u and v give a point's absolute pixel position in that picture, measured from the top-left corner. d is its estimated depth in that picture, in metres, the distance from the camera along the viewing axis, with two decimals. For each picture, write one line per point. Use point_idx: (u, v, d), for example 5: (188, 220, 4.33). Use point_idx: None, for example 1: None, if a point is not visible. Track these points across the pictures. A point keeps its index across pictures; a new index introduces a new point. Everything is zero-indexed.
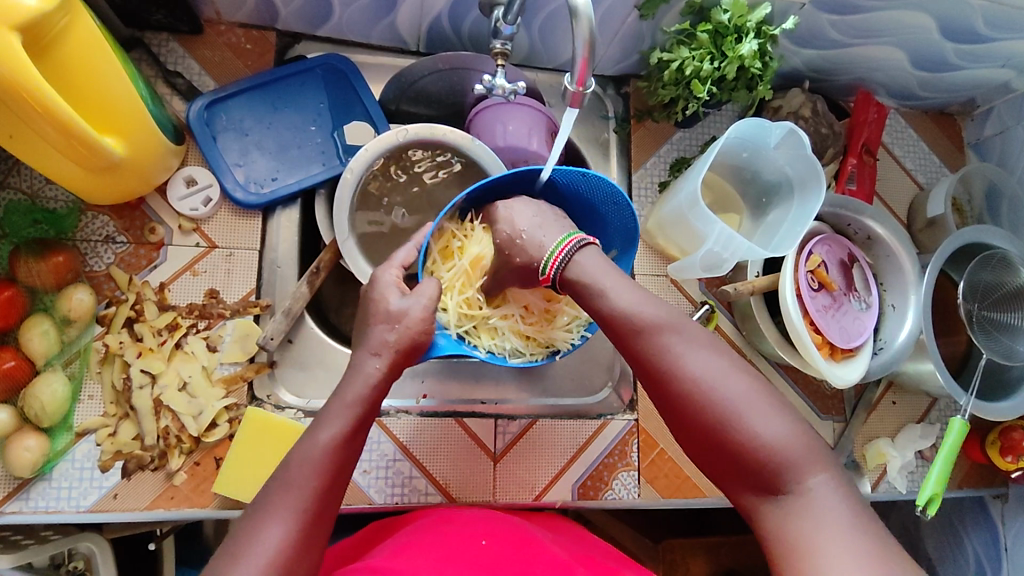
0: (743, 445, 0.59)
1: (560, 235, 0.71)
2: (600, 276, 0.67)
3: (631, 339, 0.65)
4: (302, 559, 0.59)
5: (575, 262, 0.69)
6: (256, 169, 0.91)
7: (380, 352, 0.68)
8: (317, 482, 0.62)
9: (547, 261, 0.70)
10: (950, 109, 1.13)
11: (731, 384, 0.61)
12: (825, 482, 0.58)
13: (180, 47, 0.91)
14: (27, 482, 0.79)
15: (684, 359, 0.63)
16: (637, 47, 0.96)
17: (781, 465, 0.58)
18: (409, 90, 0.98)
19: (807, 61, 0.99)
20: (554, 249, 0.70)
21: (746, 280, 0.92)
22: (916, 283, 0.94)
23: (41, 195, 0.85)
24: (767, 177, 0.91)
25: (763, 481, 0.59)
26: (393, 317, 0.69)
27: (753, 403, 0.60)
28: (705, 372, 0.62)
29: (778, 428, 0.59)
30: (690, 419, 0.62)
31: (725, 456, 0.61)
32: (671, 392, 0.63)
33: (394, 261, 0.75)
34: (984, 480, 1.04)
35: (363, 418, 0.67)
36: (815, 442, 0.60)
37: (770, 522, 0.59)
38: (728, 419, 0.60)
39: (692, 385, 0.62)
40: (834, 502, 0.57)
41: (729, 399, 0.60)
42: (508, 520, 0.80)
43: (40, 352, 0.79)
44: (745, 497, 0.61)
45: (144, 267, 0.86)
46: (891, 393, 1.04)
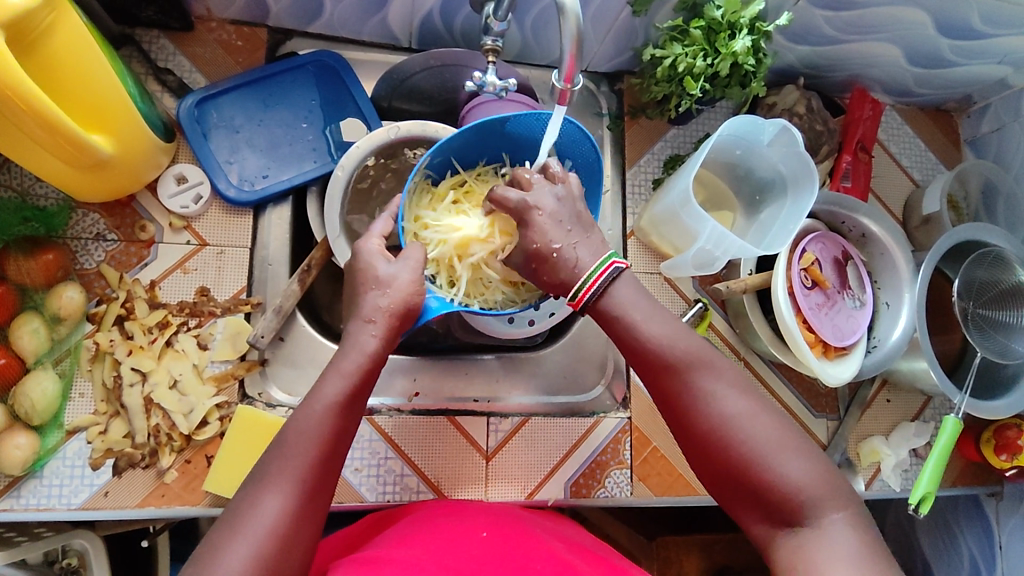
0: (765, 482, 0.60)
1: (597, 258, 0.67)
2: (632, 306, 0.67)
3: (660, 371, 0.65)
4: (302, 529, 0.60)
5: (609, 291, 0.67)
6: (248, 167, 0.91)
7: (372, 319, 0.69)
8: (315, 452, 0.62)
9: (584, 285, 0.66)
10: (947, 106, 1.13)
11: (758, 422, 0.61)
12: (843, 522, 0.58)
13: (171, 44, 0.91)
14: (17, 480, 0.79)
15: (712, 396, 0.63)
16: (630, 43, 0.95)
17: (802, 503, 0.59)
18: (401, 88, 0.96)
19: (801, 57, 0.98)
20: (589, 276, 0.66)
21: (739, 278, 0.92)
22: (910, 280, 0.94)
23: (31, 193, 0.84)
24: (760, 175, 0.91)
25: (782, 518, 0.60)
26: (383, 282, 0.70)
27: (778, 442, 0.61)
28: (732, 409, 0.62)
29: (801, 469, 0.60)
30: (714, 454, 0.62)
31: (745, 491, 0.61)
32: (694, 424, 0.63)
33: (373, 232, 0.76)
34: (979, 479, 1.04)
35: (360, 387, 0.67)
36: (834, 481, 0.60)
37: (784, 558, 0.59)
38: (753, 457, 0.60)
39: (718, 422, 0.62)
40: (852, 541, 0.57)
41: (754, 437, 0.61)
42: (508, 514, 0.80)
43: (30, 350, 0.79)
44: (759, 532, 0.62)
45: (134, 264, 0.86)
46: (885, 391, 1.03)
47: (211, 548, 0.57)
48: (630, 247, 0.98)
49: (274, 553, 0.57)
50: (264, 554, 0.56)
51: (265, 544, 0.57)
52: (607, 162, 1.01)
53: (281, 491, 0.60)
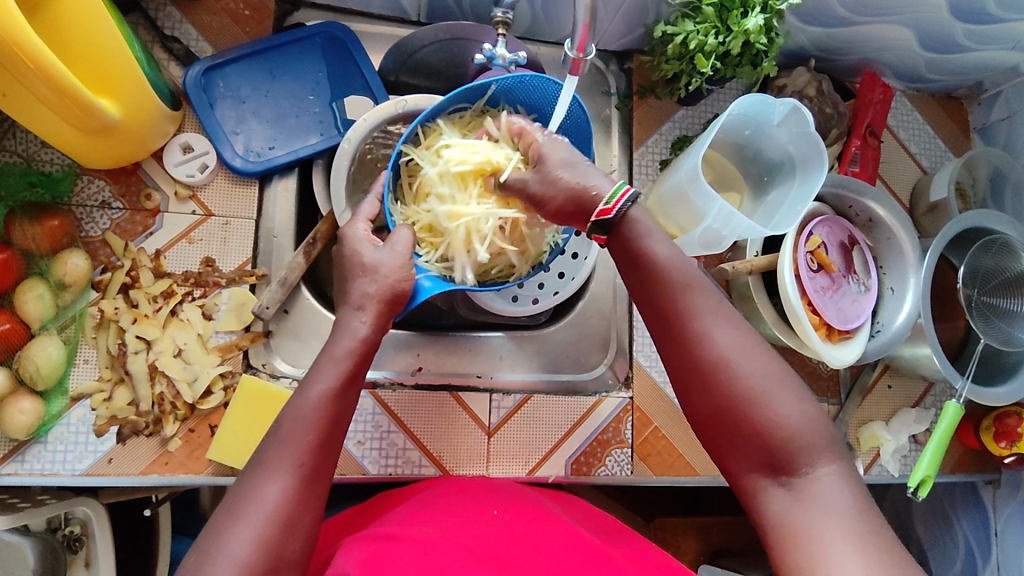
0: (759, 422, 0.61)
1: (617, 183, 0.69)
2: (648, 234, 0.68)
3: (667, 302, 0.66)
4: (305, 512, 0.61)
5: (629, 215, 0.68)
6: (253, 138, 0.91)
7: (362, 306, 0.70)
8: (312, 436, 0.63)
9: (612, 198, 0.67)
10: (957, 93, 1.12)
11: (757, 365, 0.63)
12: (836, 474, 0.59)
13: (178, 12, 0.90)
14: (22, 445, 0.79)
15: (714, 333, 0.64)
16: (641, 20, 0.94)
17: (796, 448, 0.60)
18: (408, 62, 0.95)
19: (813, 38, 0.97)
20: (613, 194, 0.68)
21: (745, 260, 0.92)
22: (916, 265, 0.94)
23: (36, 158, 0.84)
24: (769, 156, 0.90)
25: (774, 463, 0.61)
26: (370, 269, 0.72)
27: (775, 386, 0.62)
28: (737, 346, 0.63)
29: (800, 413, 0.61)
30: (711, 389, 0.63)
31: (737, 433, 0.62)
32: (694, 363, 0.64)
33: (360, 217, 0.78)
34: (977, 466, 1.04)
35: (355, 370, 0.69)
36: (828, 433, 0.61)
37: (773, 503, 0.60)
38: (753, 396, 0.61)
39: (721, 358, 0.63)
40: (842, 493, 0.58)
41: (754, 378, 0.62)
42: (519, 493, 0.81)
43: (35, 316, 0.79)
44: (749, 478, 0.62)
45: (140, 233, 0.86)
46: (887, 377, 1.04)
47: (214, 532, 0.59)
48: None
49: (276, 536, 0.59)
50: (266, 537, 0.58)
51: (266, 528, 0.58)
52: (615, 142, 1.01)
53: (282, 478, 0.61)
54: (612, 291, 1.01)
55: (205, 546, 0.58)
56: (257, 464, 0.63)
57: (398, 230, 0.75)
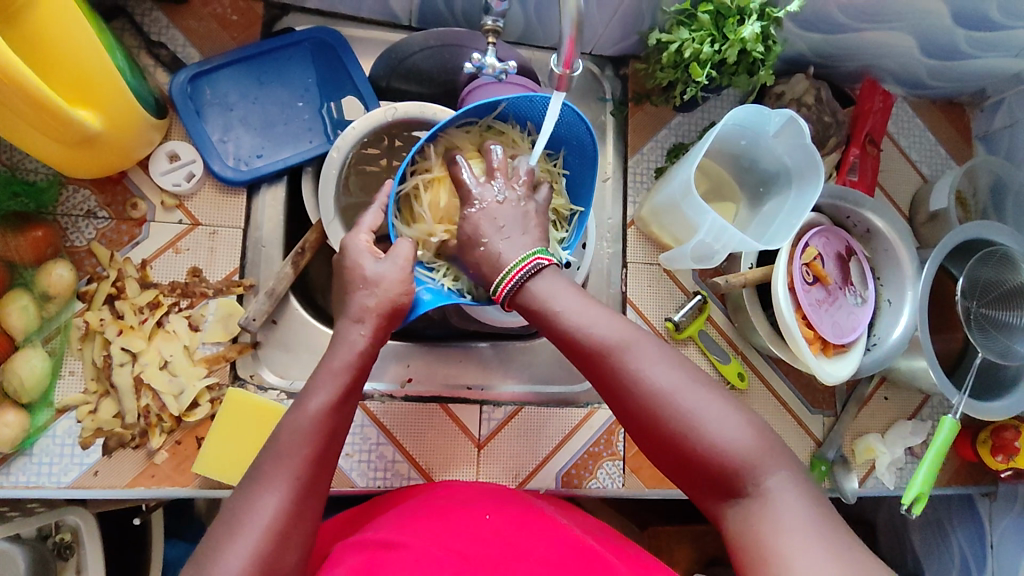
0: (703, 453, 0.60)
1: (517, 254, 0.68)
2: (554, 294, 0.67)
3: (588, 359, 0.65)
4: (299, 525, 0.60)
5: (533, 279, 0.68)
6: (241, 146, 0.89)
7: (361, 318, 0.70)
8: (308, 448, 0.62)
9: (500, 281, 0.68)
10: (960, 100, 1.10)
11: (691, 395, 0.61)
12: (787, 484, 0.58)
13: (164, 17, 0.88)
14: (7, 457, 0.79)
15: (640, 376, 0.63)
16: (636, 26, 0.92)
17: (744, 471, 0.58)
18: (399, 68, 0.94)
19: (812, 45, 0.95)
20: (509, 269, 0.68)
21: (739, 272, 0.91)
22: (914, 278, 0.92)
23: (21, 167, 0.83)
24: (765, 167, 0.89)
25: (729, 488, 0.59)
26: (370, 282, 0.71)
27: (711, 413, 0.60)
28: (662, 386, 0.62)
29: (741, 434, 0.59)
30: (652, 430, 0.62)
31: (688, 466, 0.61)
32: (629, 410, 0.63)
33: (361, 227, 0.76)
34: (974, 478, 1.03)
35: (352, 386, 0.68)
36: (773, 444, 0.60)
37: (735, 527, 0.59)
38: (690, 429, 0.60)
39: (650, 401, 0.62)
40: (794, 498, 0.57)
41: (688, 412, 0.60)
42: (510, 494, 0.79)
43: (20, 328, 0.78)
44: (709, 503, 0.62)
45: (126, 243, 0.85)
46: (883, 389, 1.02)
47: (210, 546, 0.58)
48: (629, 236, 0.97)
49: (271, 549, 0.57)
50: (262, 551, 0.57)
51: (262, 542, 0.57)
52: (610, 148, 0.99)
53: (279, 489, 0.60)
54: None
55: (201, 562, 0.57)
56: (244, 485, 0.62)
57: (400, 242, 0.73)
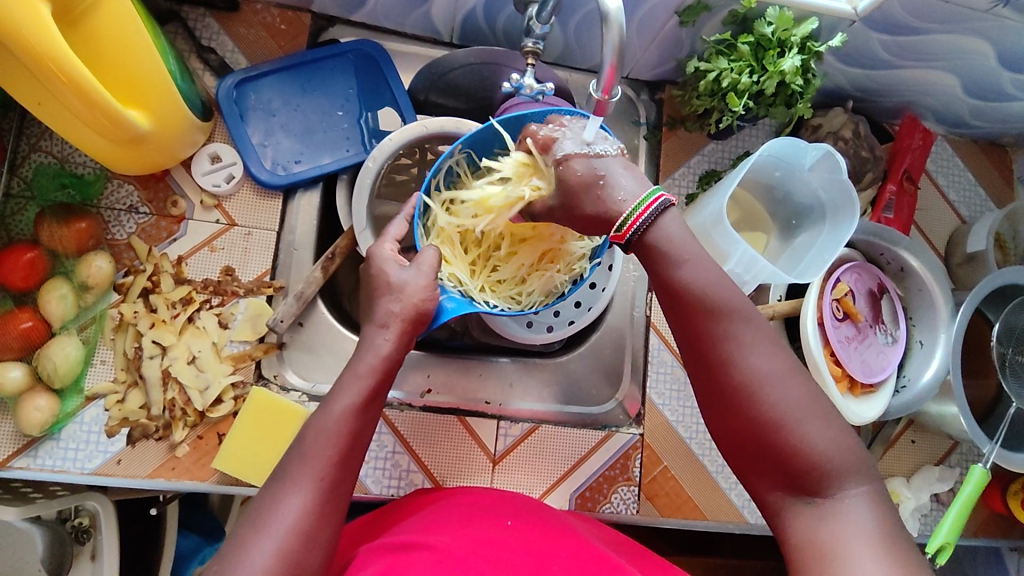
0: (789, 445, 0.58)
1: (638, 197, 0.65)
2: (677, 248, 0.64)
3: (696, 321, 0.62)
4: (324, 527, 0.60)
5: (657, 226, 0.64)
6: (280, 151, 0.92)
7: (386, 323, 0.70)
8: (332, 451, 0.63)
9: (626, 220, 0.64)
10: (1002, 141, 1.08)
11: (792, 387, 0.60)
12: (864, 497, 0.57)
13: (216, 23, 0.91)
14: (35, 441, 0.81)
15: (746, 350, 0.61)
16: (674, 53, 0.93)
17: (825, 471, 0.58)
18: (438, 83, 0.95)
19: (852, 79, 0.95)
20: (632, 211, 0.65)
21: (767, 303, 0.90)
22: (948, 321, 0.91)
23: (70, 160, 0.86)
24: (799, 199, 0.88)
25: (803, 486, 0.58)
26: (396, 289, 0.72)
27: (807, 407, 0.59)
28: (766, 366, 0.60)
29: (830, 438, 0.58)
30: (740, 411, 0.61)
31: (765, 454, 0.60)
32: (725, 381, 0.61)
33: (388, 235, 0.78)
34: (1002, 531, 1.00)
35: (378, 386, 0.68)
36: (857, 452, 0.59)
37: (799, 523, 0.58)
38: (782, 419, 0.59)
39: (749, 376, 0.60)
40: (867, 515, 0.56)
41: (786, 399, 0.59)
42: (535, 504, 0.78)
43: (57, 315, 0.81)
44: (773, 496, 0.61)
45: (163, 239, 0.87)
46: (910, 432, 1.00)
47: (236, 543, 0.58)
48: None
49: (296, 548, 0.58)
50: (287, 551, 0.57)
51: (287, 540, 0.58)
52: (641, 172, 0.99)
53: (303, 491, 0.61)
54: (628, 323, 1.00)
55: (227, 559, 0.57)
56: (265, 488, 0.63)
57: (425, 250, 0.75)
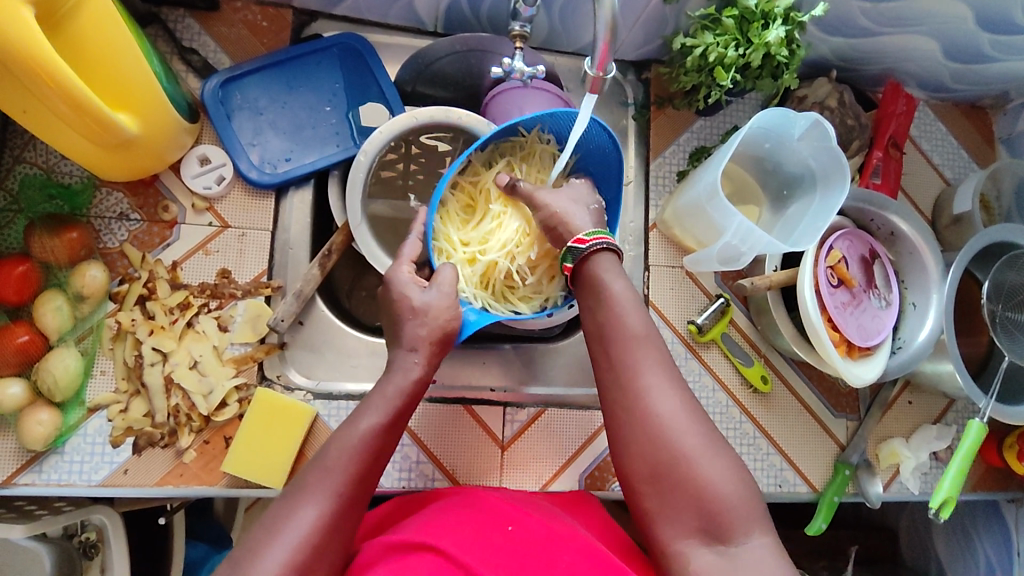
0: (697, 483, 0.61)
1: (591, 228, 0.74)
2: (613, 281, 0.71)
3: (622, 355, 0.68)
4: (334, 542, 0.60)
5: (596, 260, 0.72)
6: (270, 149, 0.91)
7: (415, 347, 0.71)
8: (353, 467, 0.63)
9: (580, 241, 0.73)
10: (982, 103, 1.10)
11: (703, 430, 0.64)
12: (763, 544, 0.59)
13: (196, 23, 0.90)
14: (39, 455, 0.80)
15: (667, 390, 0.65)
16: (660, 31, 0.93)
17: (724, 514, 0.60)
18: (425, 73, 0.95)
19: (834, 49, 0.96)
20: (586, 236, 0.73)
21: (763, 274, 0.91)
22: (939, 281, 0.92)
23: (56, 170, 0.85)
24: (789, 169, 0.89)
25: (702, 524, 0.60)
26: (420, 312, 0.72)
27: (717, 451, 0.63)
28: (682, 405, 0.64)
29: (730, 480, 0.61)
30: (653, 445, 0.63)
31: (671, 488, 0.62)
32: (643, 414, 0.65)
33: (404, 257, 0.77)
34: (1000, 484, 1.02)
35: (403, 409, 0.69)
36: (758, 506, 0.62)
37: (700, 561, 0.60)
38: (693, 459, 0.62)
39: (667, 413, 0.64)
40: (770, 558, 0.58)
41: (690, 441, 0.63)
42: (537, 505, 0.77)
43: (53, 327, 0.80)
44: (673, 539, 0.62)
45: (157, 245, 0.86)
46: (907, 393, 1.02)
47: (251, 547, 0.58)
48: (652, 239, 0.97)
49: (305, 560, 0.57)
50: (298, 561, 0.57)
51: (299, 552, 0.57)
52: (632, 153, 1.00)
53: (320, 503, 0.61)
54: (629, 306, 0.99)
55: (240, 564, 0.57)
56: (282, 496, 0.63)
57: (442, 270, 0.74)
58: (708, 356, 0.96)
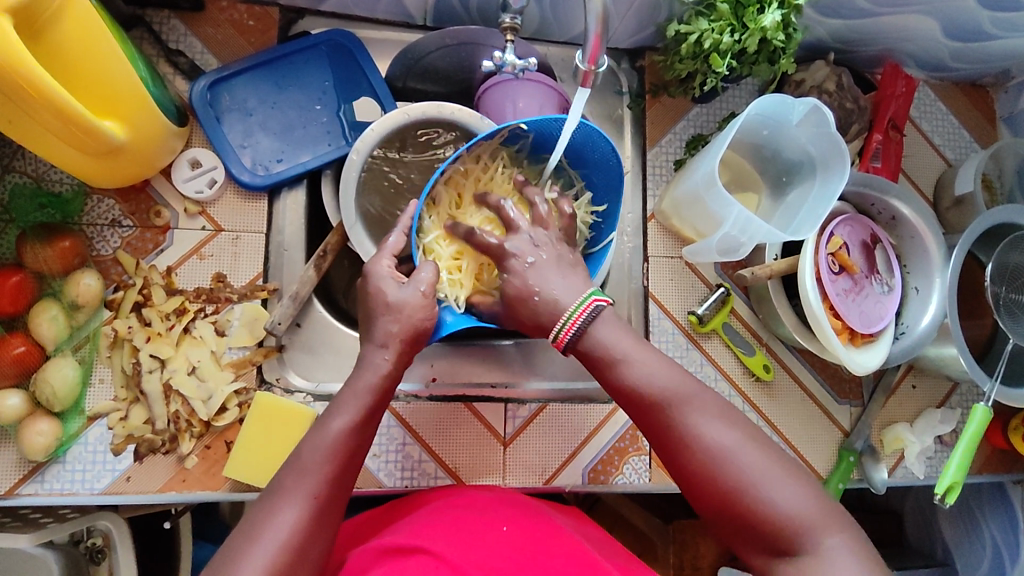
0: (761, 512, 0.60)
1: (577, 297, 0.68)
2: (614, 341, 0.67)
3: (648, 412, 0.65)
4: (316, 542, 0.61)
5: (590, 327, 0.67)
6: (261, 151, 0.90)
7: (386, 343, 0.69)
8: (329, 466, 0.63)
9: (562, 327, 0.67)
10: (983, 81, 1.08)
11: (752, 456, 0.62)
12: (842, 544, 0.59)
13: (182, 24, 0.89)
14: (41, 466, 0.80)
15: (704, 429, 0.63)
16: (653, 18, 0.91)
17: (799, 530, 0.59)
18: (415, 67, 0.95)
19: (831, 31, 0.94)
20: (569, 315, 0.67)
21: (763, 263, 0.90)
22: (941, 266, 0.91)
23: (46, 178, 0.84)
24: (788, 156, 0.88)
25: (783, 544, 0.60)
26: (393, 308, 0.70)
27: (772, 472, 0.61)
28: (720, 440, 0.62)
29: (795, 495, 0.60)
30: (706, 487, 0.62)
31: (738, 521, 0.61)
32: (686, 462, 0.63)
33: (386, 249, 0.75)
34: (1005, 466, 1.02)
35: (376, 403, 0.68)
36: (829, 505, 0.61)
37: None
38: (749, 489, 0.60)
39: (709, 454, 0.62)
40: (853, 562, 0.58)
41: (751, 469, 0.61)
42: (525, 503, 0.78)
43: (49, 337, 0.79)
44: (758, 559, 0.62)
45: (150, 251, 0.85)
46: (911, 377, 1.01)
47: (229, 554, 0.58)
48: (650, 230, 0.96)
49: (286, 565, 0.58)
50: (279, 565, 0.57)
51: (278, 556, 0.58)
52: (627, 143, 0.99)
53: (296, 505, 0.60)
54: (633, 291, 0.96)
55: (220, 570, 0.57)
56: (261, 498, 0.63)
57: (423, 266, 0.73)
58: (709, 346, 0.95)
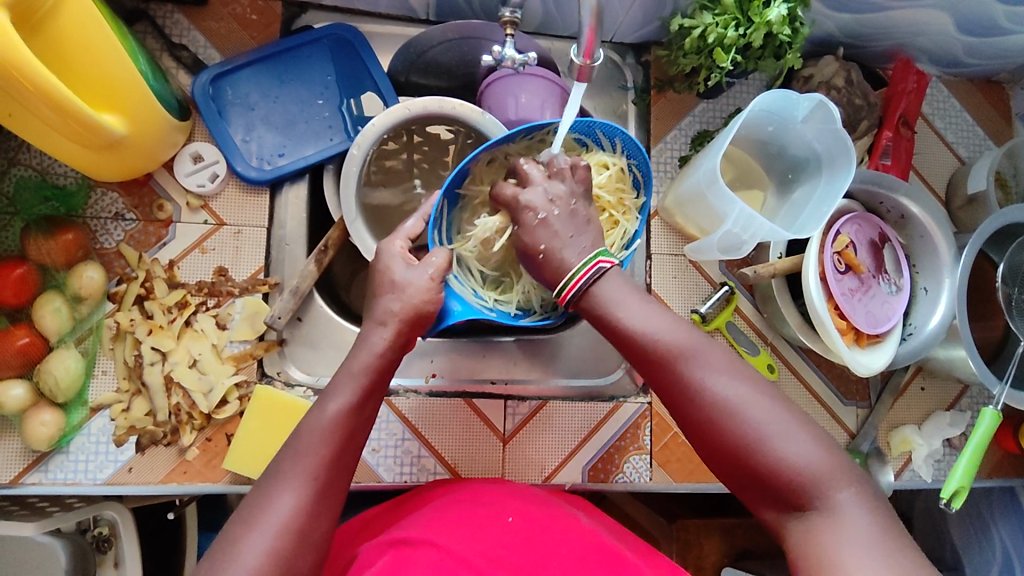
0: (769, 465, 0.58)
1: (581, 257, 0.68)
2: (618, 302, 0.66)
3: (655, 367, 0.64)
4: (316, 526, 0.60)
5: (595, 285, 0.67)
6: (262, 145, 0.90)
7: (385, 321, 0.70)
8: (328, 449, 0.63)
9: (567, 284, 0.67)
10: (999, 77, 1.05)
11: (761, 408, 0.60)
12: (854, 499, 0.56)
13: (185, 19, 0.89)
14: (45, 456, 0.81)
15: (709, 382, 0.61)
16: (657, 12, 0.90)
17: (807, 484, 0.57)
18: (418, 62, 0.93)
19: (841, 25, 0.92)
20: (574, 273, 0.67)
21: (767, 262, 0.89)
22: (951, 266, 0.89)
23: (51, 172, 0.85)
24: (794, 153, 0.87)
25: (793, 500, 0.58)
26: (399, 286, 0.71)
27: (783, 425, 0.59)
28: (728, 395, 0.60)
29: (805, 448, 0.58)
30: (715, 440, 0.61)
31: (748, 473, 0.60)
32: (695, 415, 0.62)
33: (400, 233, 0.76)
34: (1016, 471, 1.00)
35: (373, 384, 0.68)
36: (842, 460, 0.58)
37: (795, 536, 0.58)
38: (758, 441, 0.59)
39: (716, 407, 0.60)
40: (863, 519, 0.55)
41: (760, 422, 0.59)
42: (530, 494, 0.77)
43: (53, 329, 0.80)
44: (770, 516, 0.60)
45: (153, 244, 0.86)
46: (919, 378, 0.99)
47: (228, 539, 0.58)
48: (654, 227, 0.95)
49: (287, 548, 0.58)
50: (281, 548, 0.57)
51: (280, 538, 0.58)
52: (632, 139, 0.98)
53: (295, 487, 0.60)
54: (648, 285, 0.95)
55: (219, 555, 0.57)
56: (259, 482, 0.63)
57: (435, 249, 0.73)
58: None
